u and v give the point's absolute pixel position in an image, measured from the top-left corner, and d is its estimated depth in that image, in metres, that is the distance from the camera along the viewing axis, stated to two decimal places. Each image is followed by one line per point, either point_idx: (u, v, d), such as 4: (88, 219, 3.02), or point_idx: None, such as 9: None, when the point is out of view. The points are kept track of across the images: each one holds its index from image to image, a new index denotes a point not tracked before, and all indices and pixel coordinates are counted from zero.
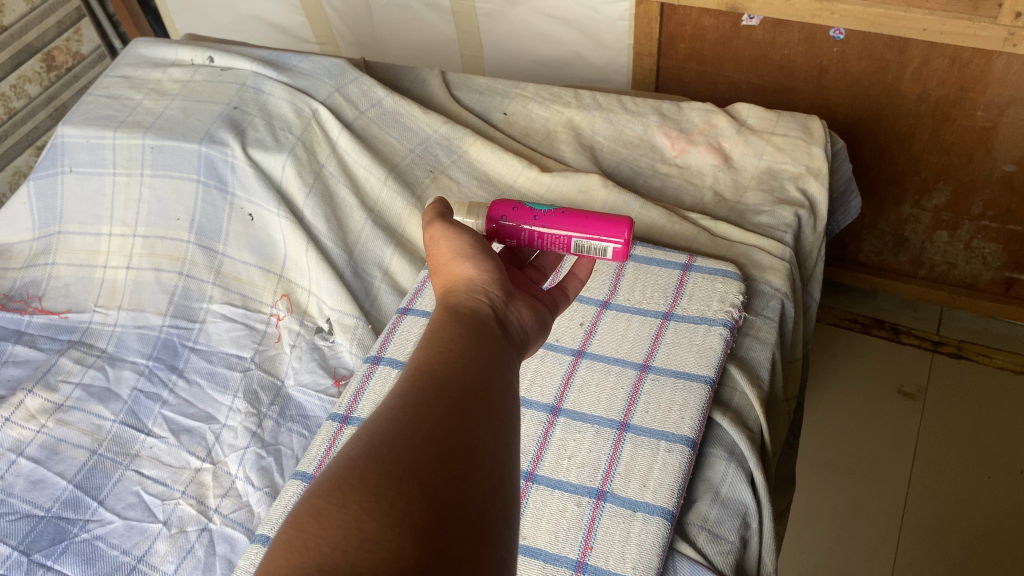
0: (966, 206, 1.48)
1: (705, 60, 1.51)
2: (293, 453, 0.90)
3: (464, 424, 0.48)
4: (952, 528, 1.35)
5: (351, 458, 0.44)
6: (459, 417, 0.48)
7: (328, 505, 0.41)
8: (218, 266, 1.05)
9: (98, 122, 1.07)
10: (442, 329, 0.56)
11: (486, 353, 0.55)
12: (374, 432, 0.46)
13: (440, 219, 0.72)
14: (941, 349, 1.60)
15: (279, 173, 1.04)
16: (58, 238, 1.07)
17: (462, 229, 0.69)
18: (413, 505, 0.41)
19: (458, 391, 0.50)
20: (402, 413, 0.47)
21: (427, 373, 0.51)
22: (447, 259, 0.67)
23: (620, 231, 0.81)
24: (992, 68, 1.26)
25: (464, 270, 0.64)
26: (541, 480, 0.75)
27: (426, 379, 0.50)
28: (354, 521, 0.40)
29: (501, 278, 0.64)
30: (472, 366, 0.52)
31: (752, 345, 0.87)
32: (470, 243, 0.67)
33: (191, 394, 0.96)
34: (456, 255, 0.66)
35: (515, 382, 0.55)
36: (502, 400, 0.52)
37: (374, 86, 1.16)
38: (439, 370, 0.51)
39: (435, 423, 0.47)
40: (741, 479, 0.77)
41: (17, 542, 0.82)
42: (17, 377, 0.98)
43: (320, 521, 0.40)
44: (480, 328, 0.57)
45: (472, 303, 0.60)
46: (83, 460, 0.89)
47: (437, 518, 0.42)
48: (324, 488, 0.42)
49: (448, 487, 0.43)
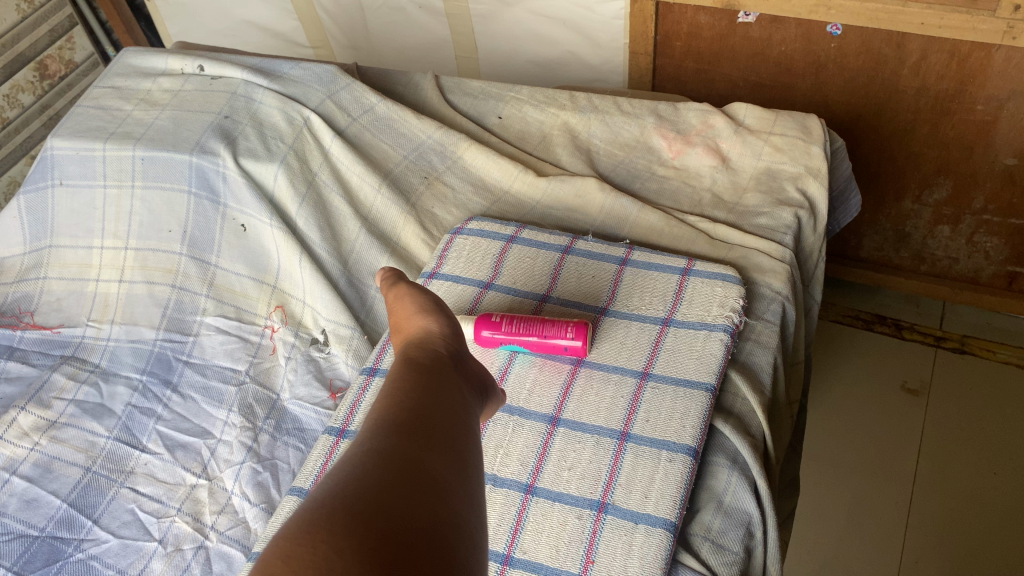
0: (967, 200, 1.47)
1: (701, 58, 1.50)
2: (290, 467, 0.89)
3: (429, 465, 0.47)
4: (958, 526, 1.33)
5: (316, 502, 0.43)
6: (424, 459, 0.47)
7: (297, 546, 0.39)
8: (211, 278, 1.03)
9: (88, 135, 1.06)
10: (403, 375, 0.55)
11: (447, 397, 0.54)
12: (338, 478, 0.45)
13: (395, 285, 0.72)
14: (944, 345, 1.59)
15: (270, 182, 1.03)
16: (49, 252, 1.06)
17: (419, 291, 0.69)
18: (381, 544, 0.40)
19: (421, 432, 0.49)
20: (365, 457, 0.46)
21: (389, 416, 0.50)
22: (405, 317, 0.66)
23: (577, 331, 0.81)
24: (992, 61, 1.25)
25: (420, 326, 0.64)
26: (541, 493, 0.74)
27: (389, 422, 0.49)
28: (325, 560, 0.39)
29: (460, 330, 0.65)
30: (435, 410, 0.52)
31: (753, 350, 0.86)
32: (428, 302, 0.67)
33: (186, 409, 0.95)
34: (414, 312, 0.66)
35: (476, 426, 0.55)
36: (465, 443, 0.51)
37: (366, 92, 1.14)
38: (401, 412, 0.50)
39: (400, 465, 0.46)
40: (745, 488, 0.75)
41: (11, 563, 0.81)
42: (9, 394, 0.97)
43: (289, 562, 0.39)
44: (439, 372, 0.57)
45: (429, 351, 0.60)
46: (76, 478, 0.88)
47: (407, 555, 0.40)
48: (291, 532, 0.41)
49: (415, 525, 0.42)
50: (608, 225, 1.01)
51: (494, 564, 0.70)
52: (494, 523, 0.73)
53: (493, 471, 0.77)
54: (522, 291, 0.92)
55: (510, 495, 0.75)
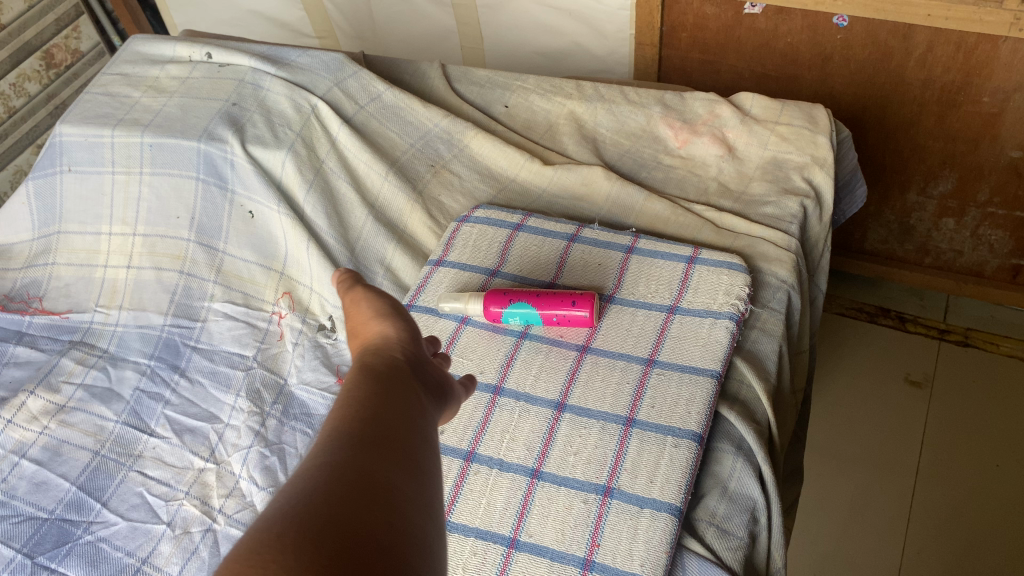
0: (972, 193, 1.47)
1: (707, 49, 1.50)
2: (297, 452, 0.89)
3: (386, 480, 0.44)
4: (960, 517, 1.34)
5: (264, 523, 0.40)
6: (380, 473, 0.44)
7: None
8: (218, 264, 1.04)
9: (96, 121, 1.06)
10: (359, 381, 0.51)
11: (406, 407, 0.50)
12: (288, 495, 0.41)
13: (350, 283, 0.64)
14: (948, 338, 1.59)
15: (279, 169, 1.04)
16: (57, 238, 1.06)
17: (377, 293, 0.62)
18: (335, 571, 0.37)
19: (376, 442, 0.46)
20: (315, 471, 0.43)
21: (344, 428, 0.46)
22: (357, 320, 0.60)
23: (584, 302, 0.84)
24: (998, 53, 1.25)
25: (374, 331, 0.58)
26: (547, 478, 0.74)
27: (344, 435, 0.46)
28: None
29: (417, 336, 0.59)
30: (392, 418, 0.48)
31: (758, 338, 0.86)
32: (383, 303, 0.61)
33: (194, 393, 0.95)
34: (366, 315, 0.60)
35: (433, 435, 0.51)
36: (423, 454, 0.48)
37: (373, 80, 1.15)
38: (356, 424, 0.46)
39: (354, 478, 0.43)
40: (750, 474, 0.76)
41: (21, 545, 0.82)
42: (19, 378, 0.97)
43: None
44: (397, 378, 0.53)
45: (385, 358, 0.55)
46: (86, 461, 0.89)
47: None
48: (237, 560, 0.37)
49: (371, 550, 0.39)
50: (614, 214, 1.01)
51: (500, 547, 0.71)
52: (500, 507, 0.73)
53: (499, 456, 0.77)
54: (528, 278, 0.92)
55: (515, 480, 0.75)
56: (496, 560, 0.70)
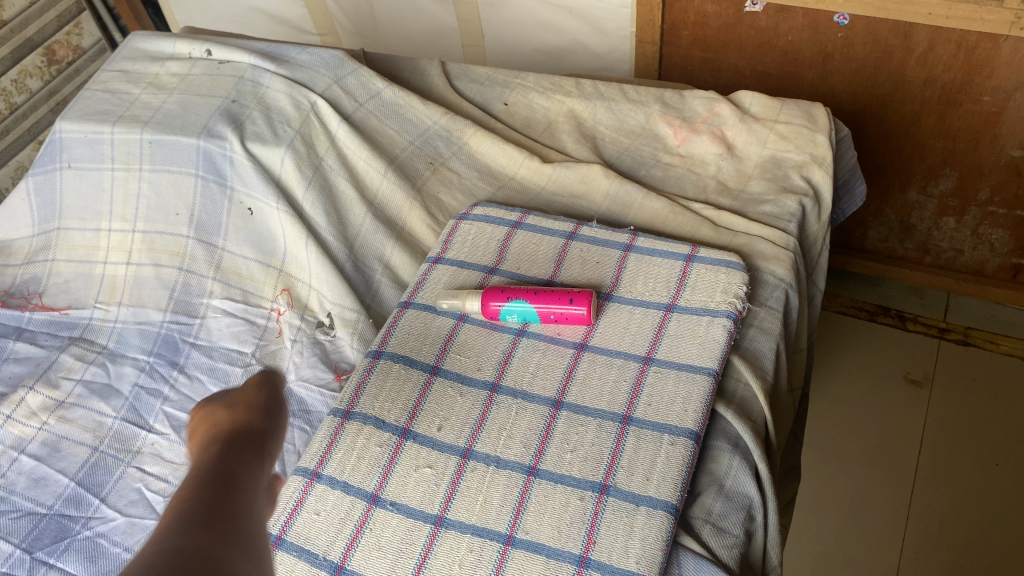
0: (973, 191, 1.47)
1: (707, 47, 1.50)
2: (296, 448, 0.89)
3: (233, 568, 0.36)
4: (959, 516, 1.34)
5: None
6: (226, 561, 0.36)
7: None
8: (217, 261, 1.04)
9: (96, 118, 1.07)
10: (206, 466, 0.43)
11: (255, 496, 0.42)
12: None
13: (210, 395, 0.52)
14: (948, 336, 1.59)
15: (278, 167, 1.04)
16: (57, 234, 1.07)
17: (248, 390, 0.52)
18: None
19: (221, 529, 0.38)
20: (148, 559, 0.35)
21: (185, 513, 0.38)
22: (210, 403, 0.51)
23: (582, 299, 0.84)
24: (999, 52, 1.25)
25: (227, 414, 0.49)
26: (544, 475, 0.73)
27: (183, 516, 0.38)
28: None
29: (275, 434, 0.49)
30: (241, 506, 0.40)
31: (755, 336, 0.86)
32: (250, 385, 0.52)
33: (192, 390, 0.96)
34: (224, 399, 0.51)
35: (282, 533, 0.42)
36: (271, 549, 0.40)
37: (373, 78, 1.15)
38: (199, 508, 0.39)
39: (200, 564, 0.35)
40: (746, 471, 0.76)
41: (20, 540, 0.82)
42: (18, 374, 0.98)
43: None
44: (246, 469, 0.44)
45: (239, 444, 0.46)
46: (84, 457, 0.89)
47: None
48: None
49: None
50: (612, 212, 1.01)
51: (496, 544, 0.69)
52: (496, 503, 0.72)
53: (496, 453, 0.76)
54: (526, 275, 0.92)
55: (512, 477, 0.74)
56: (492, 556, 0.68)
